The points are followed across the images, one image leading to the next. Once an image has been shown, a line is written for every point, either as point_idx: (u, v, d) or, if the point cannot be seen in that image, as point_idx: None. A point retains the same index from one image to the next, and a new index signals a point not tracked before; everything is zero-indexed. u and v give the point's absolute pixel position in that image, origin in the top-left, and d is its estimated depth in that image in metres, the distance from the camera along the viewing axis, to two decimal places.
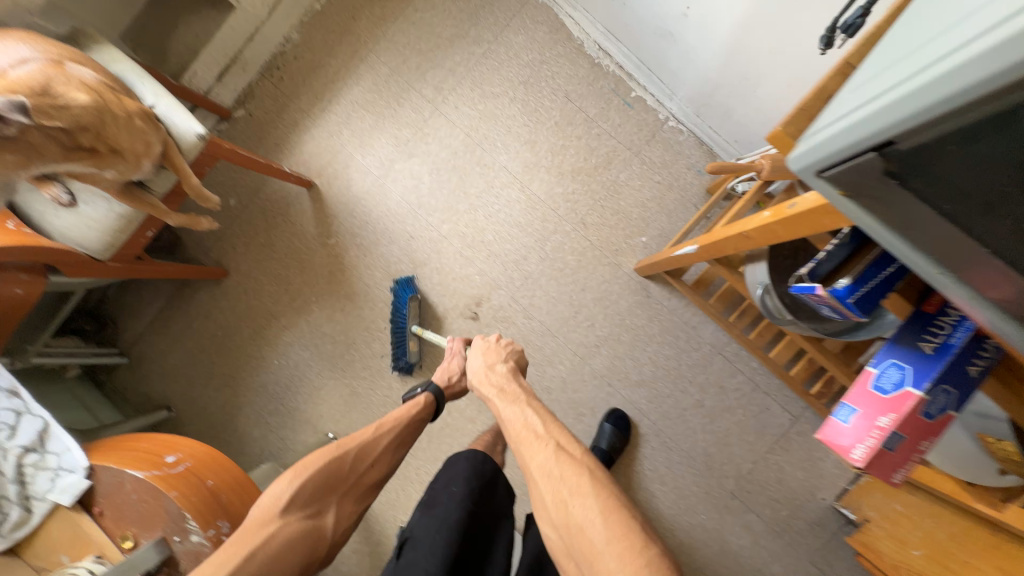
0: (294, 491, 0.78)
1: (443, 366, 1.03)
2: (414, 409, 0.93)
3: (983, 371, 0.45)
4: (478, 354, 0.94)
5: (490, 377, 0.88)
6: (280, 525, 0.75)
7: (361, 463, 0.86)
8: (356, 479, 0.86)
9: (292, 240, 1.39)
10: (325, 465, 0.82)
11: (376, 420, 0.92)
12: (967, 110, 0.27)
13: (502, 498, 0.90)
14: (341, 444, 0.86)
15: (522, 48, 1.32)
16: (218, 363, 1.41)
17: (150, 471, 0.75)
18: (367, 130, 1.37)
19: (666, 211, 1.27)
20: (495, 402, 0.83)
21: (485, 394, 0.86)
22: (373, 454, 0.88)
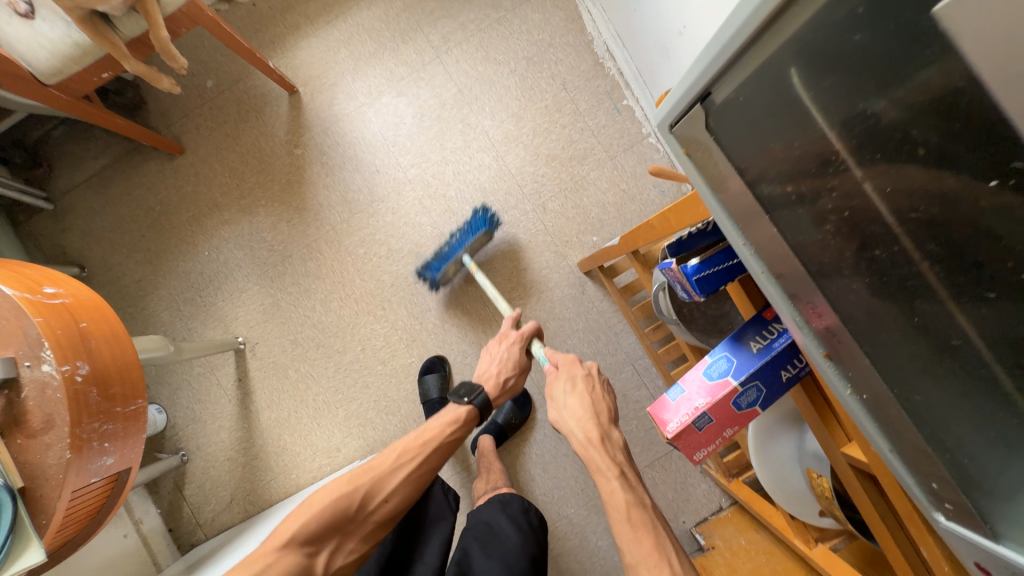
0: (295, 529, 0.80)
1: (488, 357, 1.03)
2: (439, 436, 0.93)
3: (792, 378, 0.50)
4: (582, 403, 0.82)
5: (604, 446, 0.76)
6: (277, 559, 0.78)
7: (373, 498, 0.86)
8: (368, 513, 0.86)
9: (258, 139, 1.37)
10: (332, 502, 0.83)
11: (395, 451, 0.91)
12: (765, 36, 0.26)
13: (438, 498, 0.96)
14: (356, 479, 0.87)
15: (536, 25, 1.35)
16: (147, 238, 1.37)
17: (23, 293, 0.73)
18: (365, 55, 1.36)
19: (622, 218, 1.32)
20: (611, 485, 0.71)
21: (597, 466, 0.74)
22: (386, 491, 0.87)
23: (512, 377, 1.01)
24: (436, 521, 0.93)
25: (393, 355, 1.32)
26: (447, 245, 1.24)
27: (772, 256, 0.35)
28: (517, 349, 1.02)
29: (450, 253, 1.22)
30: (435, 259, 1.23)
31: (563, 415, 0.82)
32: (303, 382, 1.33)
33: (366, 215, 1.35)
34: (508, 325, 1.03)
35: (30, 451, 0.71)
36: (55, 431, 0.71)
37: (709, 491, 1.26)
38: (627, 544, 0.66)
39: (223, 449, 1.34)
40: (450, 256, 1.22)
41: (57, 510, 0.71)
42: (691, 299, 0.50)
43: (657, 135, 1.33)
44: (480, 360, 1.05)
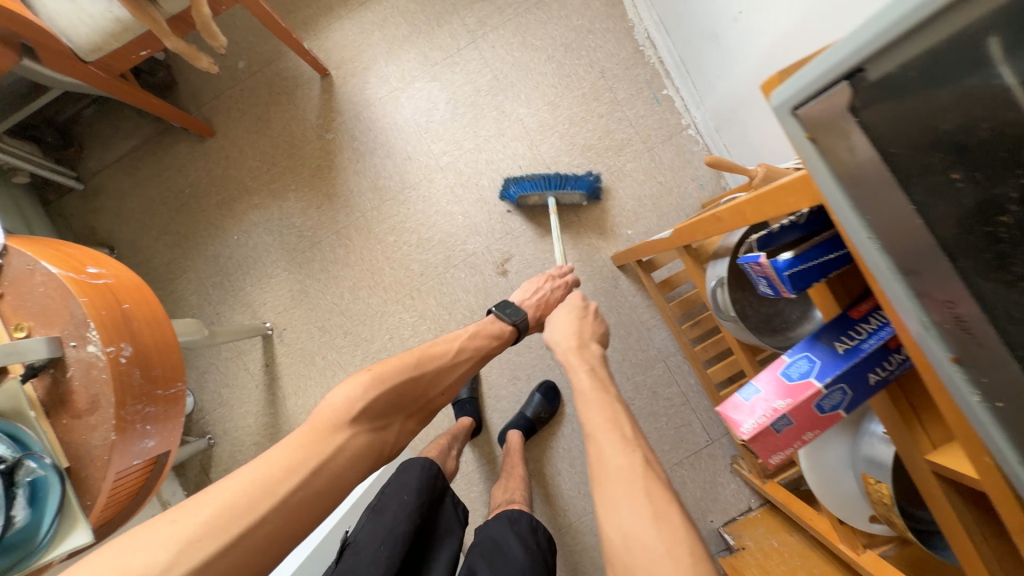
0: (370, 404, 0.71)
1: (530, 288, 1.02)
2: (496, 340, 0.93)
3: (881, 381, 0.48)
4: (571, 320, 0.92)
5: (583, 351, 0.85)
6: (348, 436, 0.69)
7: (434, 386, 0.82)
8: (426, 401, 0.81)
9: (289, 123, 1.35)
10: (401, 380, 0.76)
11: (455, 344, 0.87)
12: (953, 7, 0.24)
13: (448, 510, 0.96)
14: (422, 361, 0.81)
15: (575, 11, 1.31)
16: (176, 220, 1.36)
17: (68, 273, 0.72)
18: (399, 39, 1.33)
19: (658, 212, 1.29)
20: (583, 374, 0.79)
21: (573, 362, 0.83)
22: (447, 378, 0.84)
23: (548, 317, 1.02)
24: (444, 534, 0.92)
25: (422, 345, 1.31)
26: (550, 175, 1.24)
27: (907, 251, 0.32)
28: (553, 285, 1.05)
29: (542, 184, 1.22)
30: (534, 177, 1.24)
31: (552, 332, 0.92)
32: (330, 369, 1.33)
33: (397, 202, 1.33)
34: (562, 269, 1.05)
35: (75, 431, 0.70)
36: (101, 411, 0.70)
37: (739, 492, 1.24)
38: (588, 415, 0.71)
39: (249, 434, 1.34)
40: (539, 187, 1.22)
41: (102, 490, 0.70)
42: (778, 296, 0.47)
43: (697, 127, 1.29)
44: (521, 287, 1.03)
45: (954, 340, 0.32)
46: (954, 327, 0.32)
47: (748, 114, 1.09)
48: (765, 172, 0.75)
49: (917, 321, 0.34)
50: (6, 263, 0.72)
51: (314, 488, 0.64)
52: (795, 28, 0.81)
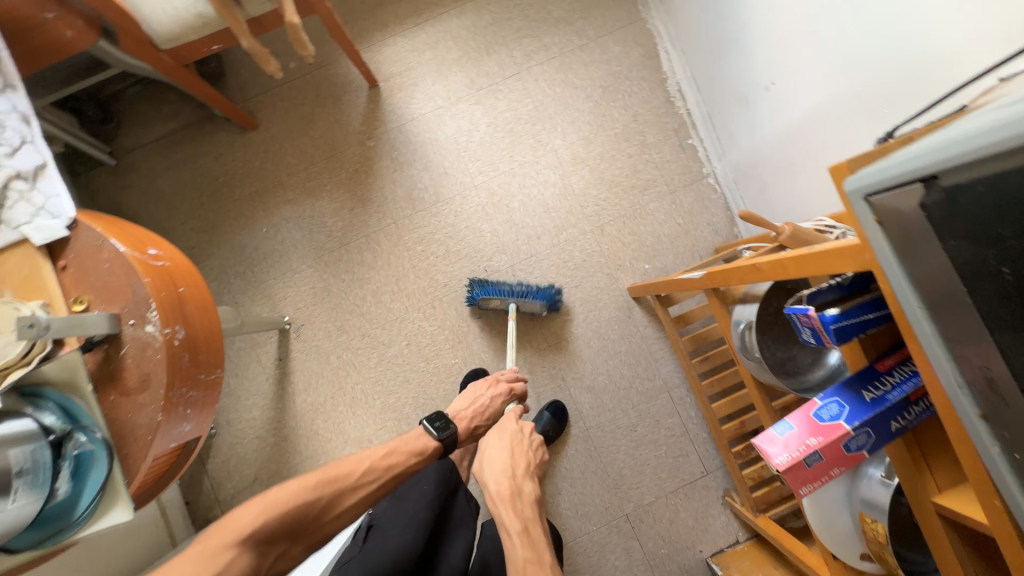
0: (257, 527, 0.73)
1: (469, 397, 1.01)
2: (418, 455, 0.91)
3: (900, 429, 0.55)
4: (504, 453, 0.89)
5: (516, 503, 0.81)
6: (232, 558, 0.70)
7: (327, 513, 0.81)
8: (317, 528, 0.81)
9: (332, 126, 1.39)
10: (292, 507, 0.77)
11: (362, 464, 0.86)
12: (1014, 153, 0.31)
13: (464, 503, 0.92)
14: (319, 488, 0.81)
15: (615, 57, 1.41)
16: (206, 206, 1.38)
17: (134, 252, 0.74)
18: (448, 61, 1.41)
19: (675, 250, 1.38)
20: (516, 543, 0.76)
21: (507, 523, 0.79)
22: (344, 503, 0.83)
23: (485, 426, 1.00)
24: (461, 525, 0.89)
25: (437, 354, 1.34)
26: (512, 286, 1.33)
27: (954, 323, 0.39)
28: (498, 400, 1.03)
29: (506, 292, 1.29)
30: (493, 284, 1.31)
31: (484, 468, 0.88)
32: (343, 369, 1.34)
33: (429, 213, 1.37)
34: (503, 376, 1.06)
35: (122, 408, 0.71)
36: (150, 391, 0.71)
37: (728, 524, 1.30)
38: None
39: (252, 427, 1.33)
40: (503, 294, 1.29)
41: (141, 470, 0.71)
42: (821, 345, 0.54)
43: (716, 176, 1.40)
44: (460, 395, 1.03)
45: (985, 401, 0.39)
46: (988, 392, 0.39)
47: (767, 172, 1.19)
48: (791, 231, 0.82)
49: (955, 383, 0.41)
50: (73, 236, 0.73)
51: None
52: (825, 106, 0.92)
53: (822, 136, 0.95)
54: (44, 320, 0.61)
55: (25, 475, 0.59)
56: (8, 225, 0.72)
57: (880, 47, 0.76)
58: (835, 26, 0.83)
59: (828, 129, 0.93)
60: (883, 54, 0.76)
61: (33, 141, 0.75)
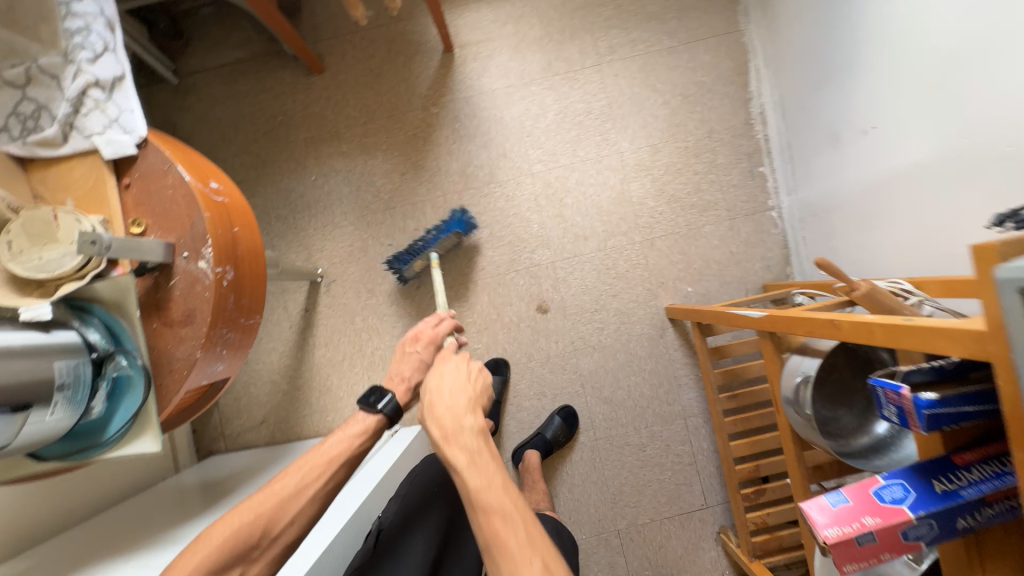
0: (202, 563, 0.68)
1: (398, 358, 0.90)
2: (359, 438, 0.82)
3: (967, 528, 0.51)
4: (440, 389, 0.75)
5: (456, 434, 0.70)
6: None
7: (273, 527, 0.73)
8: (269, 543, 0.73)
9: (399, 85, 1.35)
10: (231, 529, 0.71)
11: (298, 469, 0.78)
12: None
13: None
14: (257, 510, 0.73)
15: (702, 66, 1.34)
16: (258, 142, 1.35)
17: (197, 184, 0.72)
18: (529, 38, 1.35)
19: (721, 278, 1.33)
20: (462, 477, 0.66)
21: (451, 459, 0.68)
22: (287, 514, 0.74)
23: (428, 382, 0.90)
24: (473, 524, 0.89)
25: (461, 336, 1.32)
26: (421, 241, 1.26)
27: None
28: (429, 354, 0.89)
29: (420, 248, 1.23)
30: (406, 251, 1.24)
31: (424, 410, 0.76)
32: (366, 332, 1.33)
33: (480, 192, 1.34)
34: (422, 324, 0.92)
35: (163, 338, 0.71)
36: (192, 326, 0.70)
37: (718, 560, 1.29)
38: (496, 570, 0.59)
39: (267, 371, 1.34)
40: (420, 252, 1.23)
41: (171, 402, 0.71)
42: (905, 427, 0.51)
43: (780, 211, 1.34)
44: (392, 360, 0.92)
45: None
46: None
47: (841, 219, 1.13)
48: (868, 289, 0.78)
49: None
50: (141, 155, 0.72)
51: None
52: (934, 164, 0.85)
53: (919, 193, 0.89)
54: (105, 238, 0.60)
55: (65, 389, 0.59)
56: (80, 132, 0.71)
57: (1017, 110, 0.69)
58: (967, 78, 0.76)
59: (928, 189, 0.87)
60: (1015, 121, 0.70)
61: (115, 51, 0.73)
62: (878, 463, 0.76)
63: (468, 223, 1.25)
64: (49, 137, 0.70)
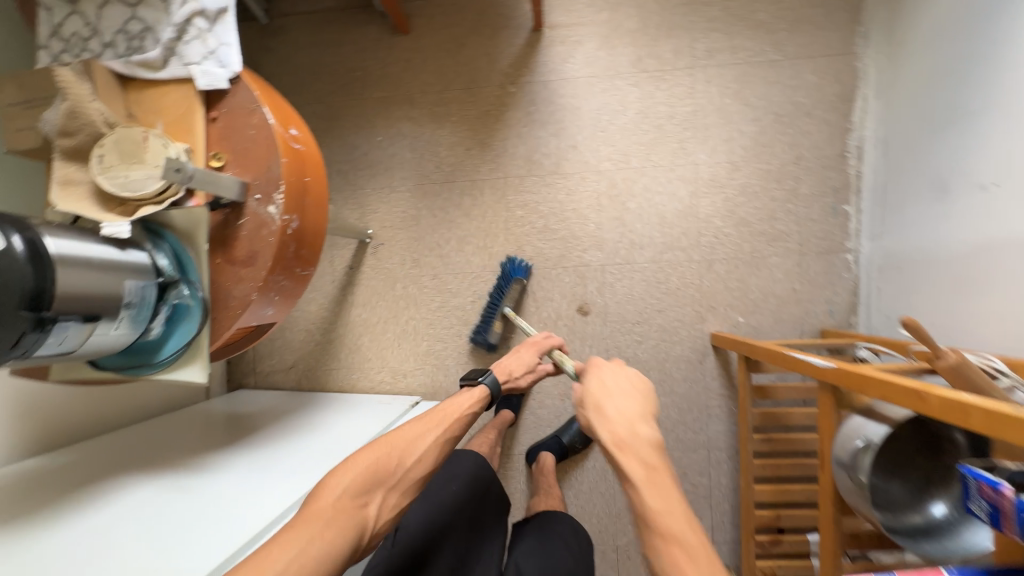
0: (348, 486, 0.66)
1: (513, 353, 1.00)
2: (469, 402, 0.87)
3: None
4: (607, 397, 0.74)
5: (631, 443, 0.67)
6: (330, 516, 0.63)
7: (408, 461, 0.73)
8: (405, 475, 0.73)
9: (480, 57, 1.31)
10: (371, 458, 0.70)
11: (419, 420, 0.80)
12: None
13: (494, 500, 0.89)
14: (389, 447, 0.73)
15: (804, 86, 1.24)
16: (333, 93, 1.36)
17: (279, 129, 0.71)
18: (624, 29, 1.28)
19: (777, 315, 1.25)
20: (641, 492, 0.62)
21: (626, 470, 0.64)
22: (418, 456, 0.75)
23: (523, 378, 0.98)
24: (495, 526, 0.86)
25: (513, 328, 1.30)
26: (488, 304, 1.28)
27: None
28: (532, 357, 1.00)
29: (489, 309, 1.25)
30: (482, 319, 1.26)
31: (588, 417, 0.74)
32: (404, 300, 1.34)
33: (542, 181, 1.30)
34: (540, 334, 1.03)
35: (224, 275, 0.72)
36: (253, 268, 0.71)
37: None
38: None
39: (305, 319, 1.37)
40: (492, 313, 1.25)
41: (221, 338, 0.72)
42: (993, 529, 0.45)
43: (857, 256, 1.24)
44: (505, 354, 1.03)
45: None
46: None
47: (929, 277, 1.03)
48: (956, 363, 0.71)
49: None
50: (230, 91, 0.72)
51: (328, 542, 0.60)
52: None
53: None
54: (189, 167, 0.61)
55: (131, 307, 0.62)
56: (179, 59, 0.71)
57: None
58: None
59: None
60: None
61: None
62: (926, 546, 0.69)
63: (517, 261, 1.27)
64: (149, 59, 0.71)
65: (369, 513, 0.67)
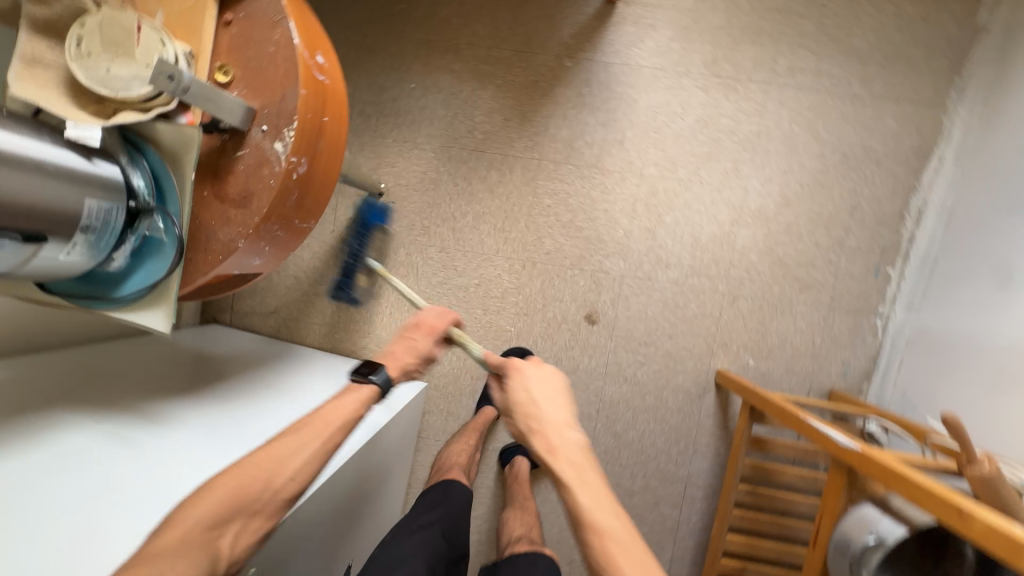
0: (201, 516, 0.58)
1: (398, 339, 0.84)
2: (354, 400, 0.75)
3: None
4: (530, 395, 0.67)
5: (564, 455, 0.62)
6: (177, 554, 0.54)
7: (274, 479, 0.64)
8: (270, 496, 0.63)
9: (541, 19, 1.17)
10: (229, 484, 0.61)
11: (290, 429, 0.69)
12: None
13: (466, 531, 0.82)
14: (256, 465, 0.64)
15: (881, 131, 1.14)
16: (371, 23, 1.21)
17: (303, 52, 0.59)
18: (706, 23, 1.15)
19: (790, 365, 1.19)
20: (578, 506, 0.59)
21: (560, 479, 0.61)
22: (283, 476, 0.65)
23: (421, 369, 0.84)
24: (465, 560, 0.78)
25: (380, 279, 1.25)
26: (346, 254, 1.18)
27: None
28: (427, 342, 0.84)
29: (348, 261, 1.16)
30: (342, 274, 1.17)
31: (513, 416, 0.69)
32: (404, 268, 1.24)
33: (578, 172, 1.19)
34: (429, 313, 0.86)
35: (209, 212, 0.61)
36: (243, 212, 0.60)
37: None
38: None
39: (294, 265, 1.27)
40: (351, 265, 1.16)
41: (195, 283, 0.62)
42: None
43: (887, 322, 1.17)
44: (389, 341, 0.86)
45: None
46: None
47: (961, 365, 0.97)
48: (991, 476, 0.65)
49: None
50: None
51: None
52: None
53: None
54: (185, 77, 0.50)
55: (90, 232, 0.52)
56: None
57: None
58: None
59: None
60: None
61: None
62: None
63: (381, 205, 1.20)
64: None
65: (223, 543, 0.58)
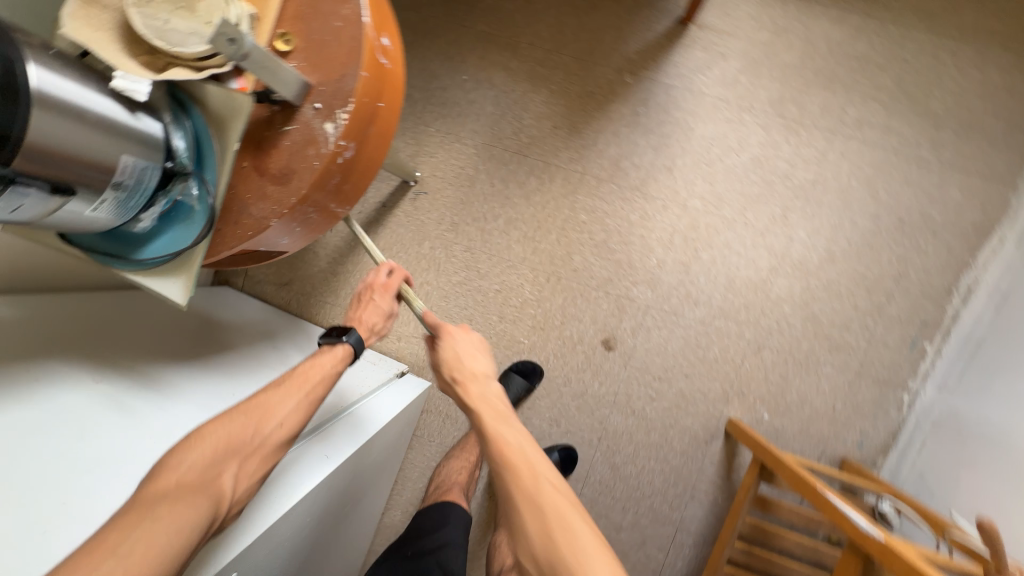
0: (194, 460, 0.56)
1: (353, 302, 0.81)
2: (327, 359, 0.73)
3: None
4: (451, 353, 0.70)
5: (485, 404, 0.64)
6: (173, 494, 0.52)
7: (263, 424, 0.62)
8: (262, 440, 0.61)
9: (609, 31, 1.13)
10: (220, 432, 0.59)
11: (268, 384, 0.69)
12: None
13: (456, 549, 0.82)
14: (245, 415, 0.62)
15: (943, 201, 1.08)
16: (435, 8, 1.18)
17: (371, 33, 0.56)
18: (778, 61, 1.10)
19: (805, 426, 1.14)
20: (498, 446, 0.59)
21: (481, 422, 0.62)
22: (270, 421, 0.63)
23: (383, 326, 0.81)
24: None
25: None
26: None
27: None
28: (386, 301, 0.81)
29: None
30: None
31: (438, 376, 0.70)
32: (425, 262, 1.20)
33: (620, 192, 1.15)
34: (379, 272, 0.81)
35: (245, 185, 0.58)
36: (281, 190, 0.57)
37: None
38: None
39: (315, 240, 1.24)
40: None
41: (219, 256, 0.59)
42: None
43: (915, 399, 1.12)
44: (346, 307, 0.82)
45: None
46: None
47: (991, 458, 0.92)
48: None
49: None
50: None
51: (166, 520, 0.49)
52: None
53: None
54: (246, 42, 0.47)
55: (121, 189, 0.49)
56: None
57: None
58: None
59: None
60: None
61: None
62: None
63: None
64: None
65: (226, 481, 0.56)
